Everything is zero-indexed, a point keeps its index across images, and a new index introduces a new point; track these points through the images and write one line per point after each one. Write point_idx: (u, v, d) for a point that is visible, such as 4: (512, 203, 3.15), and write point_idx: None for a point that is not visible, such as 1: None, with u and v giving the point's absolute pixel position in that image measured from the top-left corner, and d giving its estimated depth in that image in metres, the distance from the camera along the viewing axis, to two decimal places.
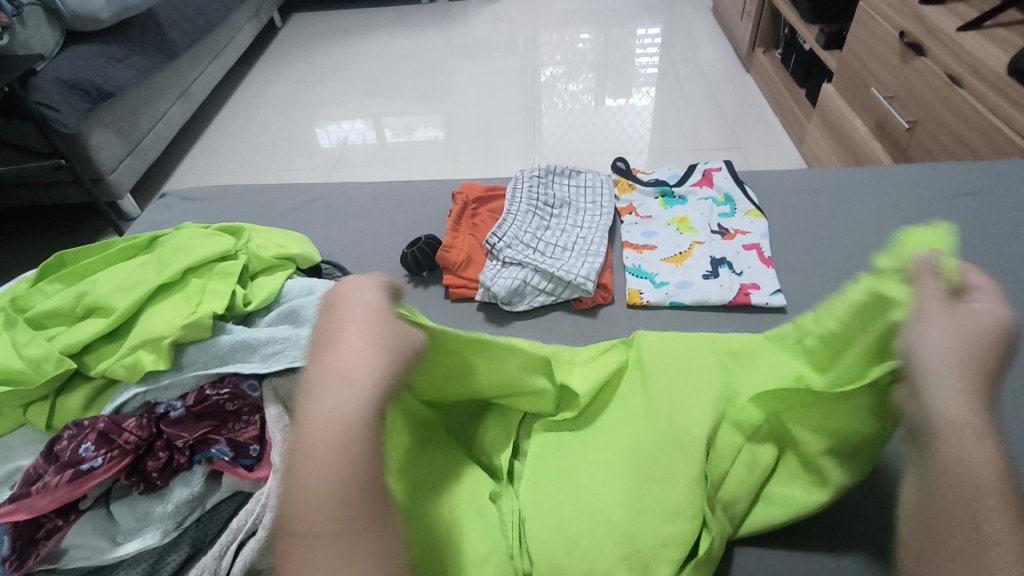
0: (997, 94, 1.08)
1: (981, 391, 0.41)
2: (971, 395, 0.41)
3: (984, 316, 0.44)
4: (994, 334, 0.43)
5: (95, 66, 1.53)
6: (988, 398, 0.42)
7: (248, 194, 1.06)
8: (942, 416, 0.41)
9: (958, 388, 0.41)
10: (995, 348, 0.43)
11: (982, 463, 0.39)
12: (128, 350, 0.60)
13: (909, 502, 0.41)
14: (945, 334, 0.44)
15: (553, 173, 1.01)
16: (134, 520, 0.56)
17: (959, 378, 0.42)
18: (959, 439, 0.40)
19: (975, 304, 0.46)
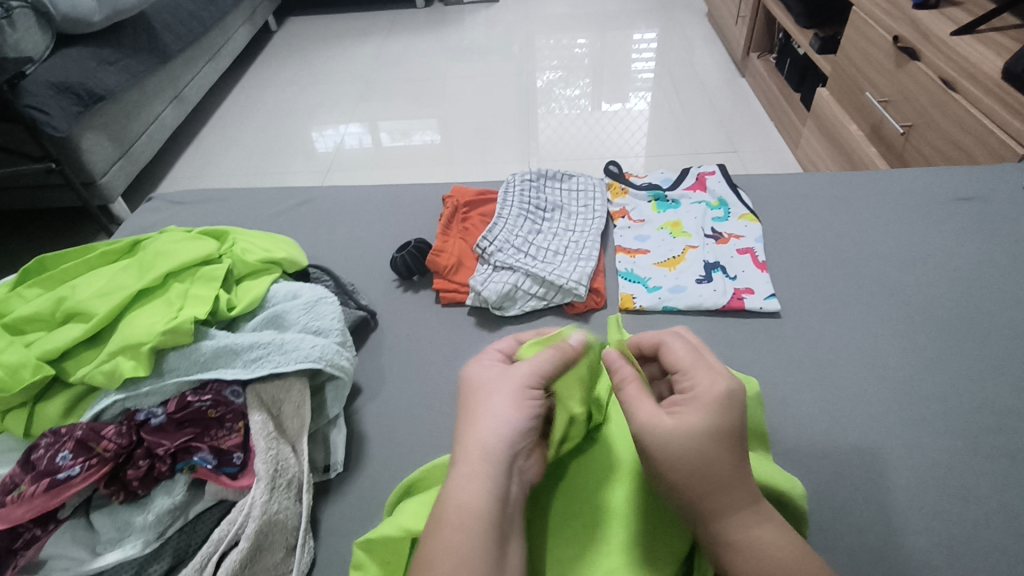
0: (991, 98, 1.08)
1: (727, 492, 0.45)
2: (713, 505, 0.45)
3: (688, 416, 0.48)
4: (702, 430, 0.46)
5: (87, 69, 1.52)
6: (729, 492, 0.45)
7: (236, 198, 1.04)
8: (717, 529, 0.44)
9: (704, 495, 0.45)
10: (714, 443, 0.46)
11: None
12: (107, 357, 0.58)
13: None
14: (663, 444, 0.47)
15: (545, 176, 1.00)
16: (115, 530, 0.54)
17: (689, 488, 0.45)
18: (731, 556, 0.43)
19: (678, 406, 0.49)
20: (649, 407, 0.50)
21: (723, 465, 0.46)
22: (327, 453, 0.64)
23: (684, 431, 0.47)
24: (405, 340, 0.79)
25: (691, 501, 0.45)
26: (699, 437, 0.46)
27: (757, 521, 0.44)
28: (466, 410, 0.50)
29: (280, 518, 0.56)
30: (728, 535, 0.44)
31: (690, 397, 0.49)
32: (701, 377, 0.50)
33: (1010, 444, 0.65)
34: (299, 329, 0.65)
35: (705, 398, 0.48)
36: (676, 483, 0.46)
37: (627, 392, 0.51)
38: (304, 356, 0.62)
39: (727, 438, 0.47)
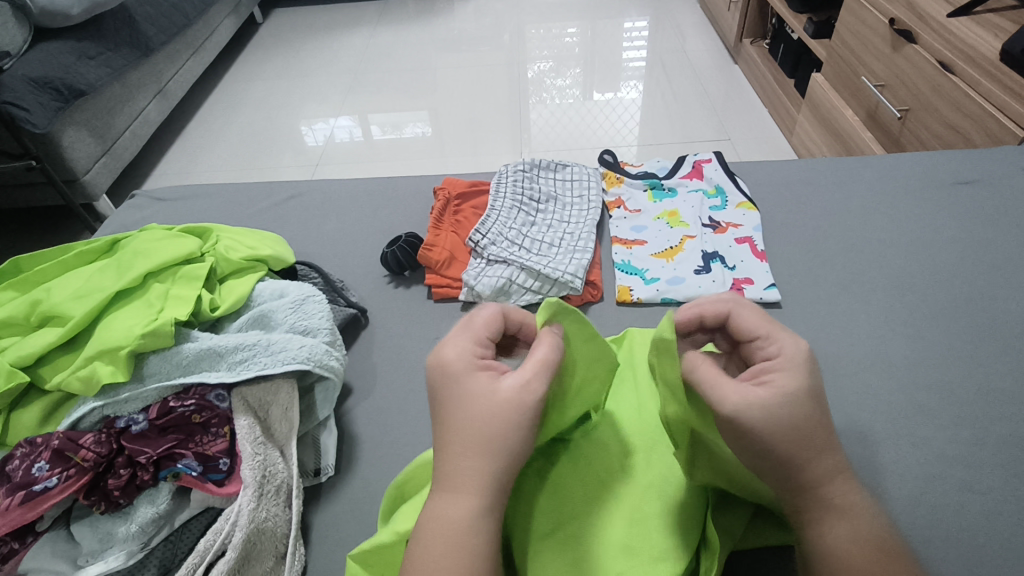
0: (991, 80, 1.06)
1: (825, 458, 0.43)
2: (819, 472, 0.43)
3: (782, 384, 0.44)
4: (799, 397, 0.44)
5: (66, 64, 1.48)
6: (833, 460, 0.44)
7: (220, 193, 1.01)
8: (823, 493, 0.43)
9: (814, 460, 0.43)
10: (815, 406, 0.44)
11: (856, 540, 0.42)
12: (84, 362, 0.56)
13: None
14: (768, 417, 0.43)
15: (538, 166, 0.97)
16: (94, 544, 0.52)
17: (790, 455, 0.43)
18: (830, 521, 0.42)
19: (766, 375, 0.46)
20: (735, 384, 0.45)
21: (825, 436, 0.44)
22: (317, 456, 0.62)
23: (786, 400, 0.44)
24: (396, 337, 0.77)
25: (797, 468, 0.43)
26: (801, 407, 0.44)
27: (857, 488, 0.44)
28: (446, 423, 0.47)
29: (269, 525, 0.54)
30: (831, 498, 0.43)
31: (778, 365, 0.46)
32: (784, 348, 0.47)
33: (1016, 431, 0.64)
34: (285, 330, 0.63)
35: (797, 371, 0.46)
36: (780, 452, 0.43)
37: (705, 373, 0.46)
38: (292, 357, 0.60)
39: (822, 401, 0.45)
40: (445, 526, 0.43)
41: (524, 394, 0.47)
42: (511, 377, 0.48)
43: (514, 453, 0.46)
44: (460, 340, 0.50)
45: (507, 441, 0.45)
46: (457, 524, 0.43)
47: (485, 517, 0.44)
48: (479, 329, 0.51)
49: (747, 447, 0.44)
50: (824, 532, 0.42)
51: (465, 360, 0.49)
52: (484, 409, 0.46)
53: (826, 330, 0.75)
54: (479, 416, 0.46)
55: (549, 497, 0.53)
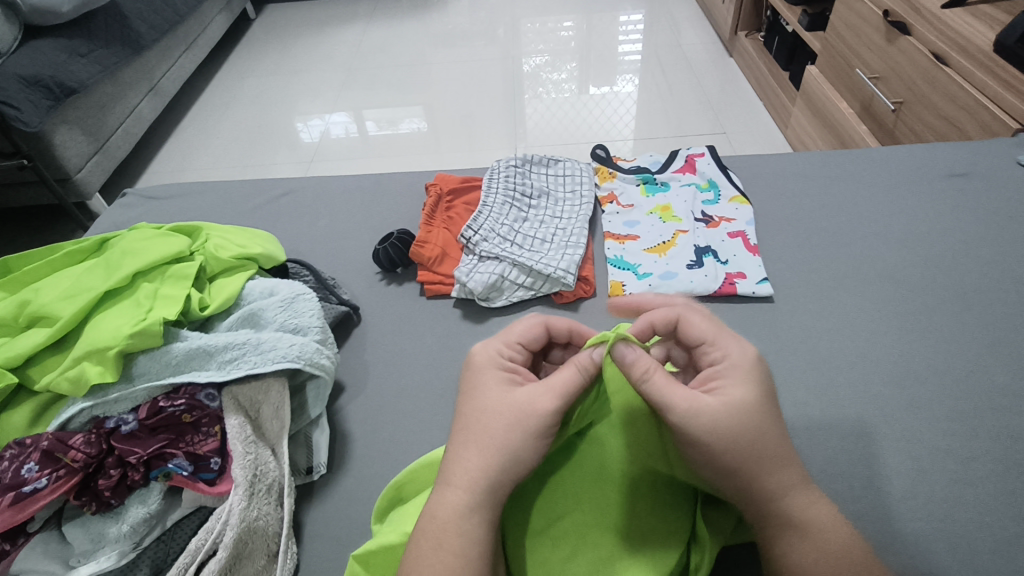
0: (984, 72, 1.05)
1: (782, 470, 0.46)
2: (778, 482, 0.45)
3: (731, 393, 0.47)
4: (743, 407, 0.47)
5: (56, 61, 1.47)
6: (789, 472, 0.46)
7: (212, 190, 1.00)
8: (783, 505, 0.45)
9: (770, 473, 0.45)
10: (762, 414, 0.47)
11: (817, 551, 0.43)
12: (73, 362, 0.56)
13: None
14: (714, 422, 0.45)
15: (530, 162, 0.97)
16: (86, 545, 0.52)
17: (744, 470, 0.45)
18: (791, 534, 0.44)
19: (712, 385, 0.49)
20: (682, 390, 0.47)
21: (778, 447, 0.46)
22: (310, 454, 0.62)
23: (730, 407, 0.46)
24: (388, 334, 0.77)
25: (751, 482, 0.45)
26: (749, 415, 0.46)
27: (815, 498, 0.46)
28: (462, 427, 0.49)
29: (260, 524, 0.54)
30: (791, 511, 0.45)
31: (723, 371, 0.49)
32: (729, 354, 0.50)
33: (1008, 424, 0.64)
34: (275, 328, 0.63)
35: (744, 375, 0.49)
36: (731, 463, 0.45)
37: (656, 379, 0.48)
38: (282, 356, 0.60)
39: (773, 409, 0.48)
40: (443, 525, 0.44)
41: (543, 409, 0.48)
42: (525, 389, 0.50)
43: (519, 460, 0.47)
44: (490, 351, 0.54)
45: (510, 446, 0.47)
46: (453, 526, 0.44)
47: (482, 523, 0.44)
48: (515, 336, 0.55)
49: (699, 458, 0.46)
50: (786, 547, 0.44)
51: (493, 370, 0.52)
52: (503, 414, 0.48)
53: (819, 324, 0.75)
54: (495, 421, 0.48)
55: (544, 494, 0.53)
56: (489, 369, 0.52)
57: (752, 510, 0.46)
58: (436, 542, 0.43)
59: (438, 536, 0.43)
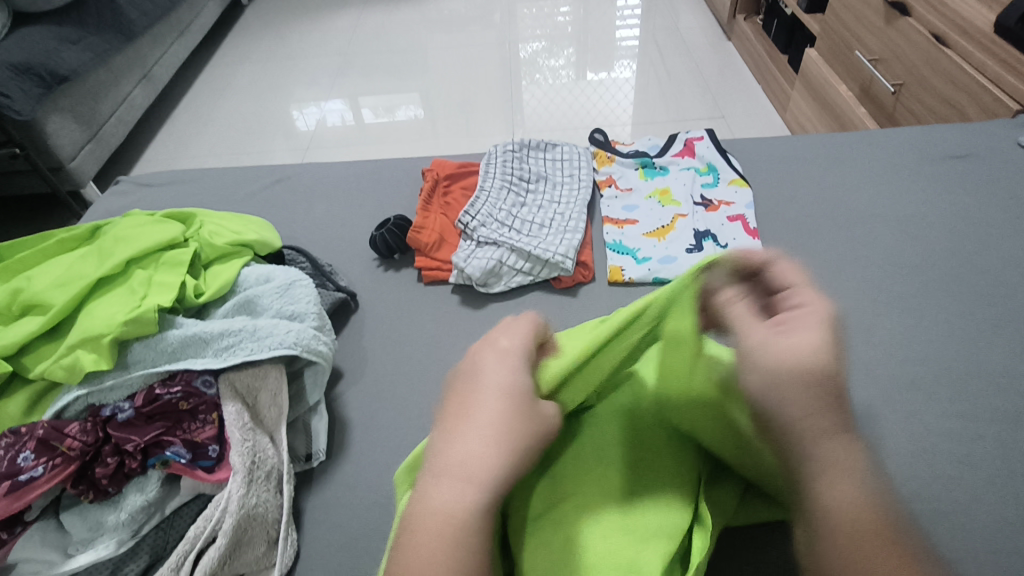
0: (985, 53, 1.04)
1: (829, 413, 0.41)
2: (820, 424, 0.40)
3: (803, 333, 0.44)
4: (819, 352, 0.43)
5: (47, 49, 1.44)
6: (836, 420, 0.41)
7: (206, 177, 0.99)
8: (822, 444, 0.40)
9: (816, 411, 0.41)
10: (829, 360, 0.43)
11: (854, 500, 0.38)
12: (67, 350, 0.55)
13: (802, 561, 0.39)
14: (778, 356, 0.43)
15: (528, 146, 0.96)
16: (84, 533, 0.52)
17: (790, 402, 0.41)
18: (827, 479, 0.39)
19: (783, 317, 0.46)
20: (758, 326, 0.46)
21: (833, 393, 0.42)
22: (309, 441, 0.62)
23: (797, 347, 0.43)
24: (386, 320, 0.76)
25: (786, 420, 0.41)
26: (814, 359, 0.42)
27: (855, 451, 0.41)
28: (470, 408, 0.46)
29: (260, 510, 0.53)
30: (834, 456, 0.40)
31: (801, 317, 0.45)
32: (813, 304, 0.46)
33: (1008, 405, 0.64)
34: (272, 315, 0.62)
35: (819, 326, 0.44)
36: (780, 394, 0.42)
37: (738, 309, 0.48)
38: (279, 343, 0.59)
39: (840, 361, 0.43)
40: (455, 517, 0.40)
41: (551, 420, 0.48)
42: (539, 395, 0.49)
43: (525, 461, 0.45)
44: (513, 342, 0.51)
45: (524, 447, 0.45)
46: (463, 519, 0.41)
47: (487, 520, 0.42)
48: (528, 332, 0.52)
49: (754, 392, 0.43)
50: (821, 490, 0.39)
51: (506, 359, 0.49)
52: (517, 409, 0.46)
53: None
54: (511, 415, 0.45)
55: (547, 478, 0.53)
56: (500, 359, 0.49)
57: (788, 448, 0.41)
58: (443, 532, 0.40)
59: (447, 527, 0.40)
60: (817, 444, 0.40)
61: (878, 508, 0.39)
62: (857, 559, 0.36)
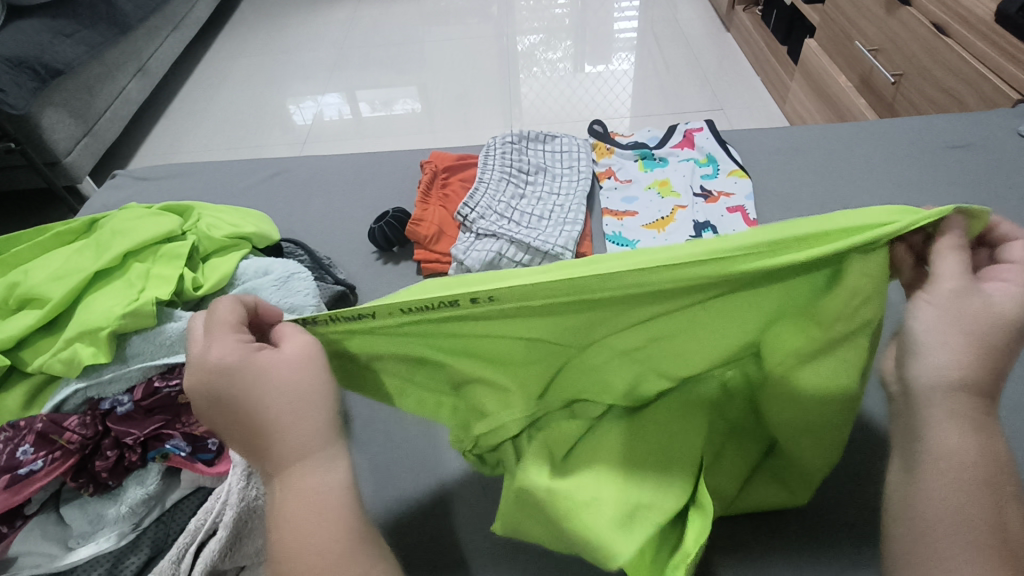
0: (986, 42, 1.04)
1: (981, 372, 0.39)
2: (966, 380, 0.39)
3: (999, 303, 0.40)
4: (1009, 324, 0.40)
5: (42, 42, 1.43)
6: (985, 382, 0.40)
7: (203, 171, 0.99)
8: (950, 392, 0.39)
9: (967, 367, 0.39)
10: (1007, 333, 0.40)
11: (970, 449, 0.39)
12: (65, 344, 0.55)
13: (893, 502, 0.41)
14: (956, 311, 0.40)
15: (527, 138, 0.96)
16: (84, 526, 0.52)
17: (949, 351, 0.40)
18: (943, 421, 0.39)
19: (993, 286, 0.41)
20: (961, 281, 0.41)
21: (994, 362, 0.40)
22: None
23: (983, 312, 0.40)
24: None
25: (926, 370, 0.40)
26: (988, 328, 0.40)
27: (989, 415, 0.40)
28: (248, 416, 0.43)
29: (260, 503, 0.53)
30: (963, 410, 0.39)
31: (1006, 291, 0.41)
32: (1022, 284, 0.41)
33: None
34: (271, 307, 0.62)
35: (1022, 308, 0.40)
36: (932, 342, 0.40)
37: (951, 257, 0.42)
38: None
39: (1020, 338, 0.40)
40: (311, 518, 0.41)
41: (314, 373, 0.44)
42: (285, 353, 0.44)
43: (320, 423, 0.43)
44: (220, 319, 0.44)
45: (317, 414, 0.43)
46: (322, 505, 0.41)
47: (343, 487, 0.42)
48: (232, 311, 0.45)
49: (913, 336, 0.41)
50: (938, 438, 0.39)
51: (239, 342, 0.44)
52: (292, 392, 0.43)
53: None
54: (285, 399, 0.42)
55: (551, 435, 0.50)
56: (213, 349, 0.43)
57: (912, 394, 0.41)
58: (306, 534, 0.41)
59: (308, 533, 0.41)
60: (955, 400, 0.39)
61: (991, 465, 0.39)
62: (956, 508, 0.38)
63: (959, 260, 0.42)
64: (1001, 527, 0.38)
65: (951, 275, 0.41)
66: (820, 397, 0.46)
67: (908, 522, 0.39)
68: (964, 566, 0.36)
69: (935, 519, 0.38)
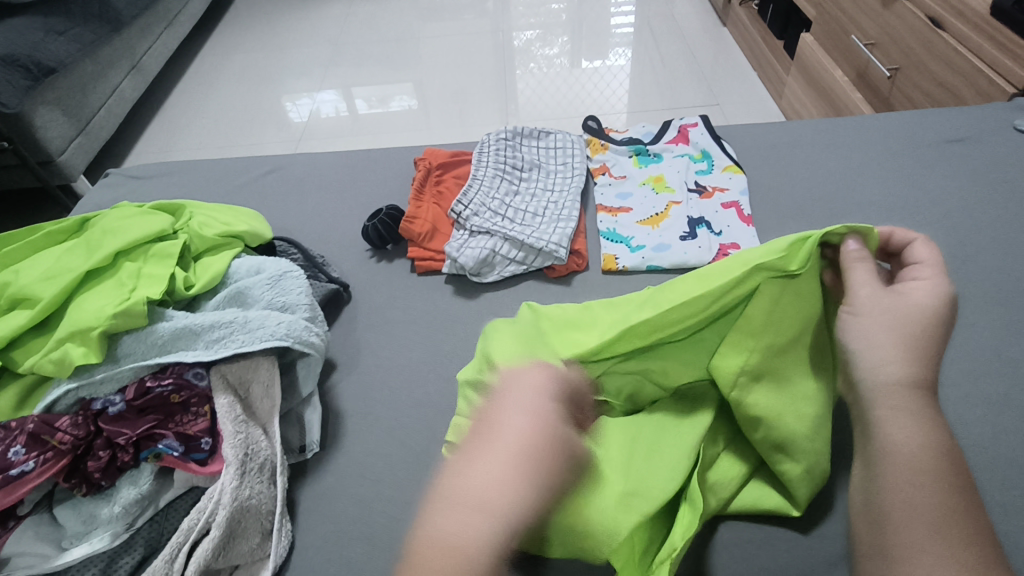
0: (981, 36, 1.03)
1: (916, 368, 0.43)
2: (902, 376, 0.43)
3: (916, 299, 0.46)
4: (928, 315, 0.45)
5: (34, 40, 1.42)
6: (923, 379, 0.43)
7: (196, 169, 0.98)
8: (891, 389, 0.42)
9: (901, 363, 0.43)
10: (933, 325, 0.45)
11: (918, 442, 0.41)
12: (56, 344, 0.55)
13: (858, 506, 0.42)
14: (880, 314, 0.45)
15: (521, 134, 0.96)
16: (78, 526, 0.51)
17: (880, 351, 0.44)
18: (887, 418, 0.42)
19: (912, 282, 0.48)
20: (875, 284, 0.48)
21: (928, 359, 0.44)
22: (303, 432, 0.61)
23: (901, 308, 0.45)
24: (380, 311, 0.76)
25: (862, 372, 0.44)
26: (911, 322, 0.45)
27: (936, 410, 0.42)
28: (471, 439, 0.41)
29: (253, 503, 0.53)
30: (908, 404, 0.42)
31: (917, 286, 0.47)
32: (933, 277, 0.48)
33: (1003, 387, 0.64)
34: (263, 306, 0.62)
35: (935, 298, 0.46)
36: (864, 343, 0.45)
37: (863, 265, 0.49)
38: (270, 334, 0.59)
39: (944, 334, 0.45)
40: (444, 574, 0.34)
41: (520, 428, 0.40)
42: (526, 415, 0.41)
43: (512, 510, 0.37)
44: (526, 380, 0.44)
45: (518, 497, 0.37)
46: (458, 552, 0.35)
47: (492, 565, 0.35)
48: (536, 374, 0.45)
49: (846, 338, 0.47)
50: (885, 432, 0.41)
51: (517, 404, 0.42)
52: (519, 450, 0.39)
53: None
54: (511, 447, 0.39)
55: None
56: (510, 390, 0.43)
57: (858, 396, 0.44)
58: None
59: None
60: (899, 396, 0.42)
61: (944, 455, 0.41)
62: (916, 502, 0.39)
63: (869, 264, 0.49)
64: (962, 519, 0.39)
65: (863, 284, 0.48)
66: (799, 394, 0.52)
67: (873, 524, 0.40)
68: (931, 561, 0.37)
69: (896, 514, 0.39)
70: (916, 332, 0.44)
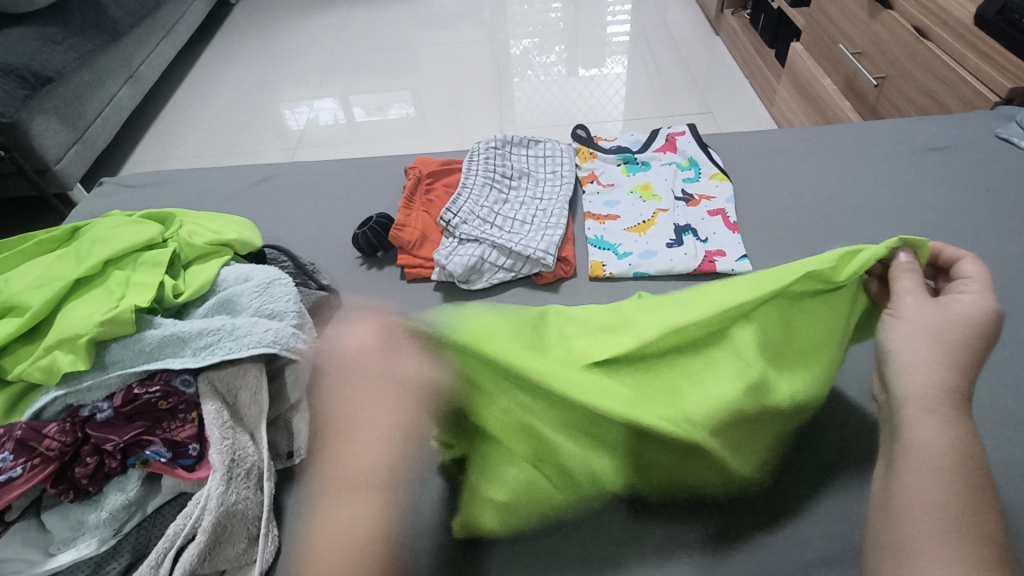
0: (965, 46, 1.05)
1: (953, 374, 0.44)
2: (937, 379, 0.43)
3: (961, 310, 0.46)
4: (971, 328, 0.45)
5: (30, 50, 1.43)
6: (959, 387, 0.43)
7: (188, 177, 0.99)
8: (923, 392, 0.43)
9: (932, 366, 0.44)
10: (973, 339, 0.45)
11: (944, 442, 0.41)
12: (45, 352, 0.55)
13: (876, 503, 0.42)
14: (920, 321, 0.46)
15: (511, 143, 0.97)
16: (66, 533, 0.52)
17: (918, 354, 0.45)
18: (917, 420, 0.42)
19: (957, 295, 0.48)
20: (914, 296, 0.49)
21: (966, 370, 0.44)
22: (290, 439, 0.62)
23: (946, 317, 0.46)
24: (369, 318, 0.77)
25: (897, 374, 0.45)
26: (949, 330, 0.45)
27: (969, 419, 0.43)
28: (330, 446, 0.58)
29: (240, 508, 0.54)
30: (940, 407, 0.42)
31: (962, 299, 0.47)
32: (981, 292, 0.48)
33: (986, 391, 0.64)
34: (251, 313, 0.62)
35: (981, 311, 0.46)
36: (899, 348, 0.46)
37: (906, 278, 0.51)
38: (257, 341, 0.59)
39: (986, 350, 0.45)
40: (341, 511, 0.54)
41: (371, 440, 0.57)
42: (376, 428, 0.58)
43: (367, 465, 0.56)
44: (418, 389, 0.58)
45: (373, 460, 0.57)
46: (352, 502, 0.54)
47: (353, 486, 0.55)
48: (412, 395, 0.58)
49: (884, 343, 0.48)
50: (911, 430, 0.42)
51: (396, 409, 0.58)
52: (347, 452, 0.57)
53: None
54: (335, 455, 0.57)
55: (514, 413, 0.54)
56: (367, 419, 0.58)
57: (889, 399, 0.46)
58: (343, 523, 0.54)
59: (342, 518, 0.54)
60: (931, 399, 0.43)
61: (971, 461, 0.41)
62: (934, 495, 0.39)
63: (912, 275, 0.51)
64: (978, 519, 0.38)
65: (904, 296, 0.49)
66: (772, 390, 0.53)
67: (885, 514, 0.41)
68: (941, 554, 0.37)
69: (910, 507, 0.39)
70: (953, 340, 0.45)
